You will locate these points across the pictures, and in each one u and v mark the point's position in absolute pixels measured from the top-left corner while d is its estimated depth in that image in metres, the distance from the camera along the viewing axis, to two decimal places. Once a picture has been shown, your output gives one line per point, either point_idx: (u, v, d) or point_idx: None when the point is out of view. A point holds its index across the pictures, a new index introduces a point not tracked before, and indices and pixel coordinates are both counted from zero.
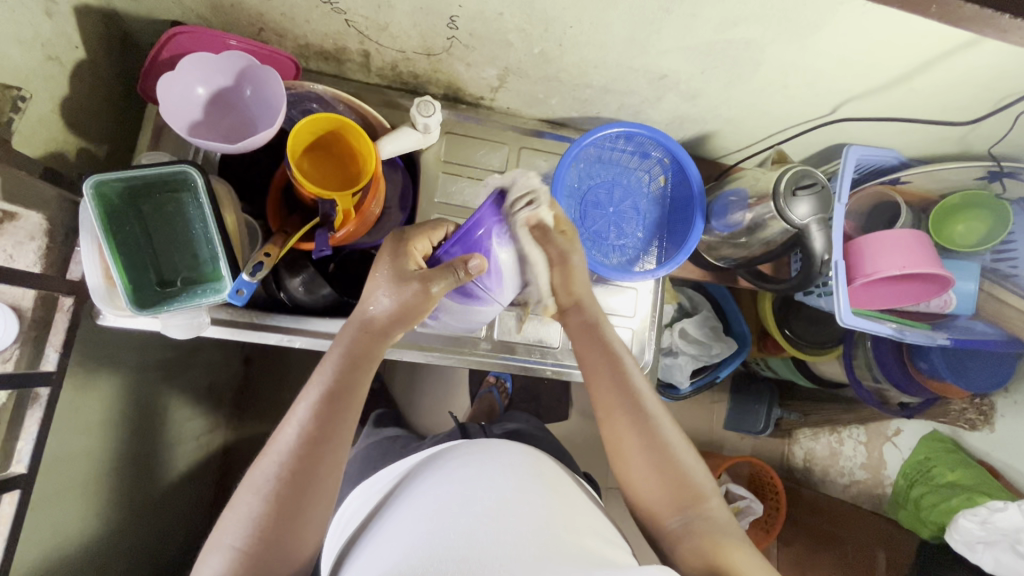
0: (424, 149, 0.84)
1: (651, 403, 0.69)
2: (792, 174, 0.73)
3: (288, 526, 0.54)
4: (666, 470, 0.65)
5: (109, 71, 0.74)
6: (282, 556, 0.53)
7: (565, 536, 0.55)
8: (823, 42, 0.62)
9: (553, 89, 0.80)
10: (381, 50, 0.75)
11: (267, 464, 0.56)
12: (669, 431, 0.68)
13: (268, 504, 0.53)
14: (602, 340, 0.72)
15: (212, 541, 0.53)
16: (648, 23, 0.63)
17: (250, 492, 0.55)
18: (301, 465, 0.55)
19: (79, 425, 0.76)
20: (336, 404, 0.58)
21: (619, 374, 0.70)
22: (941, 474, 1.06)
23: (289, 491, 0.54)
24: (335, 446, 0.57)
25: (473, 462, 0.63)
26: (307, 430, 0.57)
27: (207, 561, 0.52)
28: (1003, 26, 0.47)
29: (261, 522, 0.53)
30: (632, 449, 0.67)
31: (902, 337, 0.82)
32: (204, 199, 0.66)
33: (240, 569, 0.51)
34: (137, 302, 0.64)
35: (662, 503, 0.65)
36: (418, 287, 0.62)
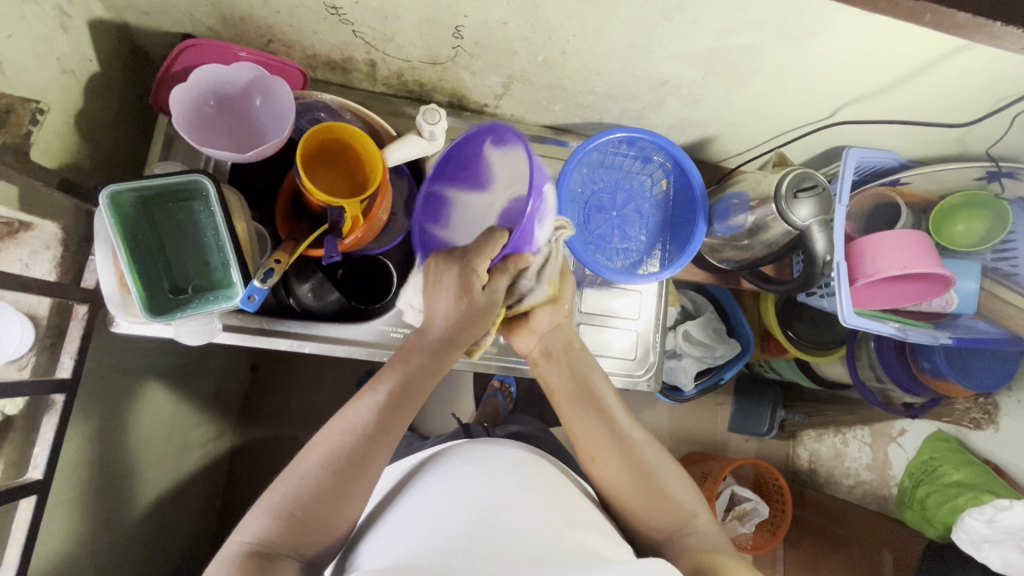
0: (430, 156, 0.85)
1: (636, 435, 0.72)
2: (792, 177, 0.75)
3: (337, 499, 0.57)
4: (646, 488, 0.68)
5: (122, 83, 0.76)
6: (327, 523, 0.56)
7: (569, 535, 0.56)
8: (821, 47, 0.63)
9: (556, 95, 0.82)
10: (387, 59, 0.77)
11: (331, 439, 0.59)
12: (655, 457, 0.70)
13: (323, 476, 0.57)
14: (569, 364, 0.77)
15: (260, 501, 0.57)
16: (649, 31, 0.64)
17: (309, 463, 0.58)
18: (361, 446, 0.59)
19: (92, 431, 0.77)
20: (404, 398, 0.63)
21: (591, 396, 0.74)
22: (946, 474, 1.06)
23: (344, 469, 0.58)
24: (393, 435, 0.62)
25: (478, 460, 0.64)
26: (373, 415, 0.61)
27: (250, 525, 0.55)
28: (995, 32, 0.48)
29: (319, 490, 0.56)
30: (611, 470, 0.70)
31: (904, 336, 0.83)
32: (215, 208, 0.67)
33: (287, 531, 0.54)
34: (151, 309, 0.66)
35: (658, 525, 0.67)
36: (486, 295, 0.68)
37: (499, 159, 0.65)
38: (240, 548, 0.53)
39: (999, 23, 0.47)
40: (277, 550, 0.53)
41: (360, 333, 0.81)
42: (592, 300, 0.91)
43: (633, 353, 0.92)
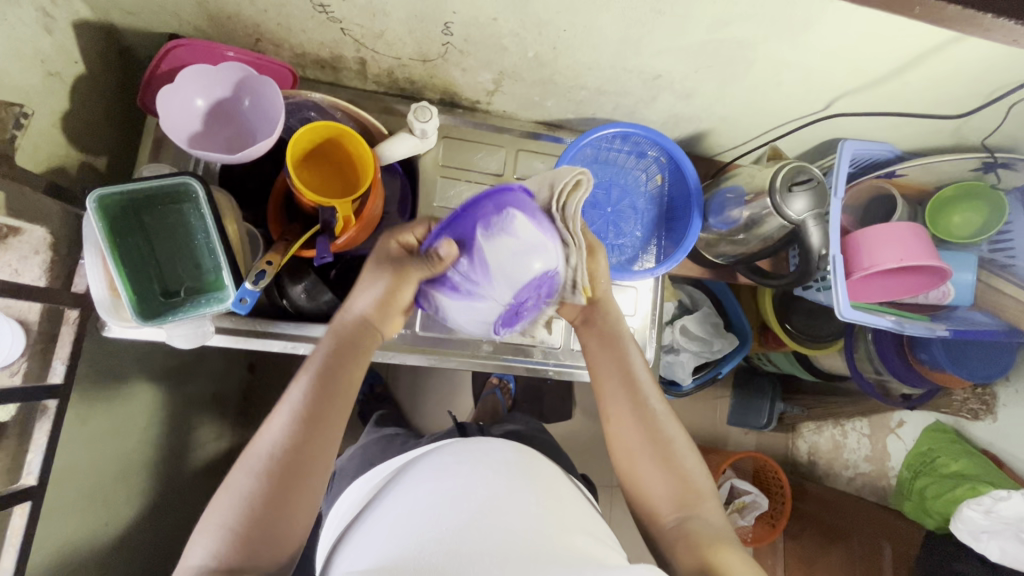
0: (422, 154, 0.84)
1: (657, 405, 0.70)
2: (787, 171, 0.74)
3: (277, 516, 0.56)
4: (665, 468, 0.66)
5: (108, 85, 0.75)
6: (273, 535, 0.55)
7: (561, 534, 0.56)
8: (814, 40, 0.63)
9: (548, 91, 0.81)
10: (377, 57, 0.76)
11: (259, 444, 0.59)
12: (671, 430, 0.69)
13: (254, 493, 0.56)
14: (604, 339, 0.74)
15: (203, 524, 0.55)
16: (641, 25, 0.63)
17: (241, 474, 0.57)
18: (292, 457, 0.58)
19: (87, 436, 0.76)
20: (327, 395, 0.61)
21: (623, 369, 0.72)
22: (944, 465, 1.06)
23: (277, 482, 0.56)
24: (325, 435, 0.60)
25: (467, 460, 0.64)
26: (296, 422, 0.59)
27: (197, 545, 0.54)
28: (987, 24, 0.48)
29: (252, 500, 0.55)
30: (634, 447, 0.68)
31: (901, 329, 0.83)
32: (205, 210, 0.66)
33: (232, 547, 0.53)
34: (142, 313, 0.65)
35: (664, 501, 0.65)
36: (396, 276, 0.67)
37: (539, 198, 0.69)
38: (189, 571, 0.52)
39: (991, 15, 0.47)
40: (231, 569, 0.53)
41: None
42: None
43: None
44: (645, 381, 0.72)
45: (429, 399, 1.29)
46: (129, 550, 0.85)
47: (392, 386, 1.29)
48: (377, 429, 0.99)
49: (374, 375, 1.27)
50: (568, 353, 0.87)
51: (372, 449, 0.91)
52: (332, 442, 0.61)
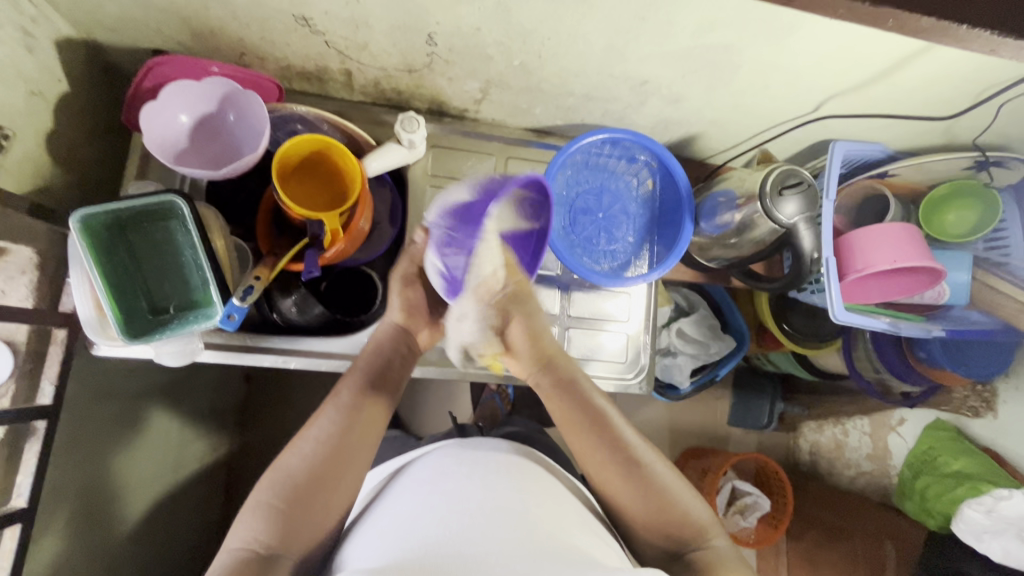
0: (411, 164, 0.84)
1: (636, 444, 0.69)
2: (776, 174, 0.73)
3: (318, 498, 0.58)
4: (647, 492, 0.65)
5: (92, 102, 0.75)
6: (316, 516, 0.58)
7: (561, 534, 0.55)
8: (800, 43, 0.62)
9: (536, 98, 0.81)
10: (363, 68, 0.75)
11: (311, 431, 0.63)
12: (659, 468, 0.67)
13: (299, 474, 0.59)
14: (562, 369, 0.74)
15: (246, 505, 0.58)
16: (625, 32, 0.63)
17: (292, 455, 0.61)
18: (338, 442, 0.62)
19: (79, 455, 0.76)
20: (371, 392, 0.67)
21: (583, 405, 0.71)
22: (946, 464, 1.05)
23: (323, 466, 0.60)
24: (367, 426, 0.65)
25: (468, 462, 0.63)
26: (341, 412, 0.64)
27: (244, 522, 0.57)
28: (963, 35, 0.47)
29: (302, 477, 0.59)
30: (614, 481, 0.67)
31: (896, 330, 0.82)
32: (191, 227, 0.66)
33: (279, 522, 0.56)
34: (129, 332, 0.64)
35: (667, 535, 0.65)
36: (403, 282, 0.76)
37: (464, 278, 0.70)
38: (238, 547, 0.55)
39: (966, 25, 0.46)
40: (275, 543, 0.55)
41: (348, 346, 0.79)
42: (581, 304, 0.90)
43: (623, 356, 0.91)
44: (607, 409, 0.71)
45: (428, 406, 1.29)
46: (126, 566, 0.85)
47: None
48: None
49: None
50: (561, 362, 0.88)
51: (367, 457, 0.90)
52: (373, 433, 0.66)
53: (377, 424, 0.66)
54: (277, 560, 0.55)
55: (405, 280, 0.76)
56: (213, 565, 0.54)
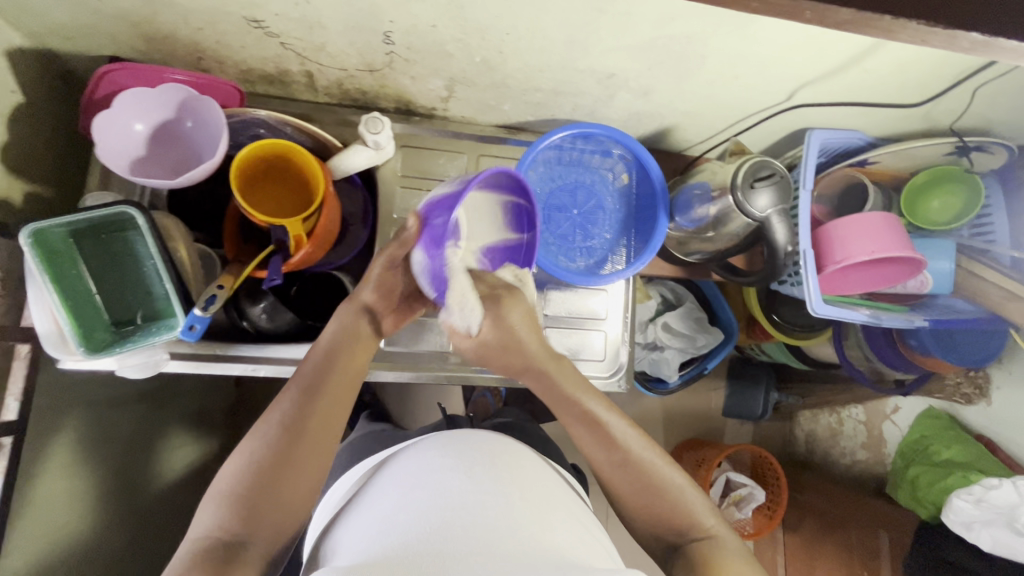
0: (379, 165, 0.83)
1: (631, 441, 0.67)
2: (748, 166, 0.71)
3: (280, 479, 0.56)
4: (649, 493, 0.65)
5: (51, 110, 0.74)
6: (276, 501, 0.56)
7: (542, 529, 0.55)
8: (764, 33, 0.60)
9: (503, 95, 0.79)
10: (323, 69, 0.74)
11: (270, 418, 0.60)
12: (663, 467, 0.66)
13: (258, 458, 0.57)
14: (559, 385, 0.67)
15: (213, 489, 0.56)
16: (584, 24, 0.61)
17: (256, 439, 0.59)
18: (298, 426, 0.59)
19: (55, 467, 0.76)
20: (334, 373, 0.63)
21: (584, 415, 0.67)
22: (936, 452, 1.05)
23: (284, 448, 0.58)
24: (329, 414, 0.61)
25: (453, 453, 0.62)
26: (303, 392, 0.61)
27: (205, 510, 0.55)
28: (906, 26, 0.45)
29: (263, 460, 0.57)
30: (620, 484, 0.65)
31: (877, 322, 0.80)
32: (149, 238, 0.65)
33: (237, 510, 0.54)
34: (88, 347, 0.64)
35: (664, 526, 0.64)
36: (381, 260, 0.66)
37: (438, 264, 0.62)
38: (196, 539, 0.53)
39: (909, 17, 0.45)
40: (234, 532, 0.53)
41: None
42: (558, 302, 0.89)
43: (602, 354, 0.90)
44: (613, 418, 0.67)
45: (418, 405, 1.28)
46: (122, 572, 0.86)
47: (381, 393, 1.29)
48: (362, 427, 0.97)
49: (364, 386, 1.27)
50: None
51: (360, 446, 0.89)
52: (337, 416, 0.62)
53: (342, 408, 0.63)
54: (240, 548, 0.53)
55: (388, 263, 0.66)
56: (184, 545, 0.53)
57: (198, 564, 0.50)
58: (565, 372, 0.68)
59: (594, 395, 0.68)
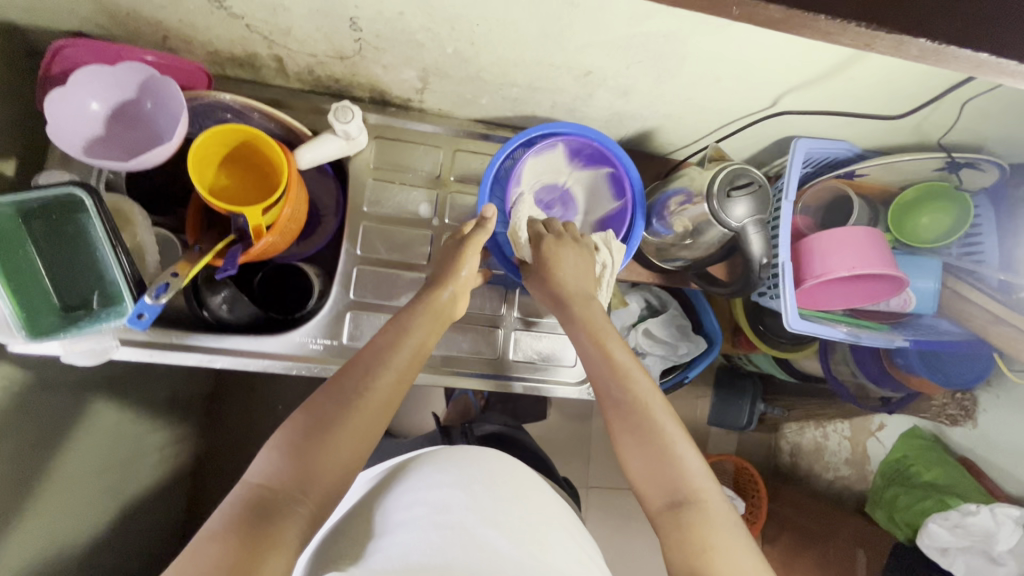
0: (352, 156, 0.81)
1: (644, 392, 0.65)
2: (725, 174, 0.69)
3: (335, 437, 0.54)
4: (646, 443, 0.62)
5: (10, 86, 0.71)
6: (329, 460, 0.53)
7: (549, 557, 0.54)
8: (745, 34, 0.57)
9: (480, 89, 0.76)
10: (292, 54, 0.71)
11: (348, 376, 0.59)
12: (667, 420, 0.63)
13: (315, 415, 0.56)
14: (587, 319, 0.71)
15: (271, 442, 0.55)
16: (558, 18, 0.58)
17: (323, 393, 0.58)
18: (365, 388, 0.58)
19: (32, 449, 0.73)
20: (402, 348, 0.63)
21: (603, 355, 0.69)
22: (918, 474, 1.04)
23: (349, 405, 0.57)
24: (391, 382, 0.60)
25: (454, 468, 0.60)
26: (373, 359, 0.62)
27: (260, 458, 0.53)
28: None
29: (330, 416, 0.56)
30: (619, 432, 0.64)
31: (855, 341, 0.78)
32: (97, 221, 0.63)
33: (293, 463, 0.52)
34: (32, 330, 0.62)
35: (655, 489, 0.60)
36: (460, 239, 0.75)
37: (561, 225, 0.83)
38: (247, 486, 0.51)
39: None
40: (283, 488, 0.51)
41: (274, 344, 0.76)
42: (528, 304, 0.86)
43: (571, 359, 0.86)
44: (632, 364, 0.68)
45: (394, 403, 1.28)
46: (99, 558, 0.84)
47: None
48: None
49: None
50: (507, 365, 0.84)
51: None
52: (402, 390, 0.62)
53: (407, 382, 0.62)
54: (291, 505, 0.50)
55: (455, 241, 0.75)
56: (227, 497, 0.51)
57: (246, 516, 0.48)
58: (591, 313, 0.72)
59: (622, 344, 0.70)
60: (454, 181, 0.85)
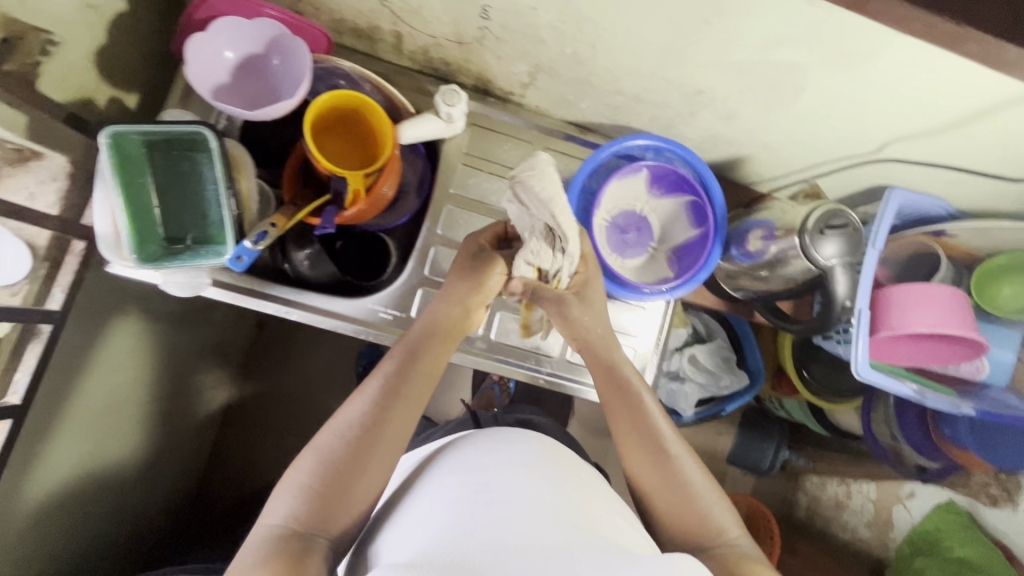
0: (446, 139, 0.83)
1: (668, 435, 0.69)
2: (822, 212, 0.69)
3: (345, 481, 0.57)
4: (670, 482, 0.66)
5: (148, 25, 0.75)
6: (344, 500, 0.56)
7: (594, 524, 0.54)
8: (873, 75, 0.57)
9: (584, 92, 0.78)
10: (413, 33, 0.74)
11: (351, 414, 0.61)
12: (686, 460, 0.68)
13: (330, 459, 0.58)
14: (615, 361, 0.73)
15: (286, 483, 0.58)
16: (687, 33, 0.59)
17: (332, 433, 0.60)
18: (375, 425, 0.60)
19: (88, 367, 0.78)
20: (410, 381, 0.64)
21: (628, 395, 0.71)
22: (951, 548, 1.01)
23: (358, 446, 0.58)
24: (398, 418, 0.61)
25: (492, 449, 0.62)
26: (383, 387, 0.63)
27: (278, 501, 0.57)
28: None
29: (338, 458, 0.58)
30: (640, 467, 0.68)
31: (922, 401, 0.77)
32: (216, 161, 0.66)
33: (308, 506, 0.55)
34: (141, 256, 0.65)
35: (681, 527, 0.65)
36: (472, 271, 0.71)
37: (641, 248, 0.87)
38: (270, 529, 0.55)
39: None
40: (304, 529, 0.54)
41: (348, 307, 0.78)
42: None
43: None
44: (654, 407, 0.71)
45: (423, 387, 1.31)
46: (108, 492, 0.87)
47: None
48: None
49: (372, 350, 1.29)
50: (562, 365, 0.85)
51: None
52: (412, 416, 0.63)
53: (416, 412, 0.64)
54: (314, 541, 0.54)
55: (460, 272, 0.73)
56: (257, 534, 0.55)
57: (276, 556, 0.52)
58: (622, 358, 0.74)
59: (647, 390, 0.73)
60: None
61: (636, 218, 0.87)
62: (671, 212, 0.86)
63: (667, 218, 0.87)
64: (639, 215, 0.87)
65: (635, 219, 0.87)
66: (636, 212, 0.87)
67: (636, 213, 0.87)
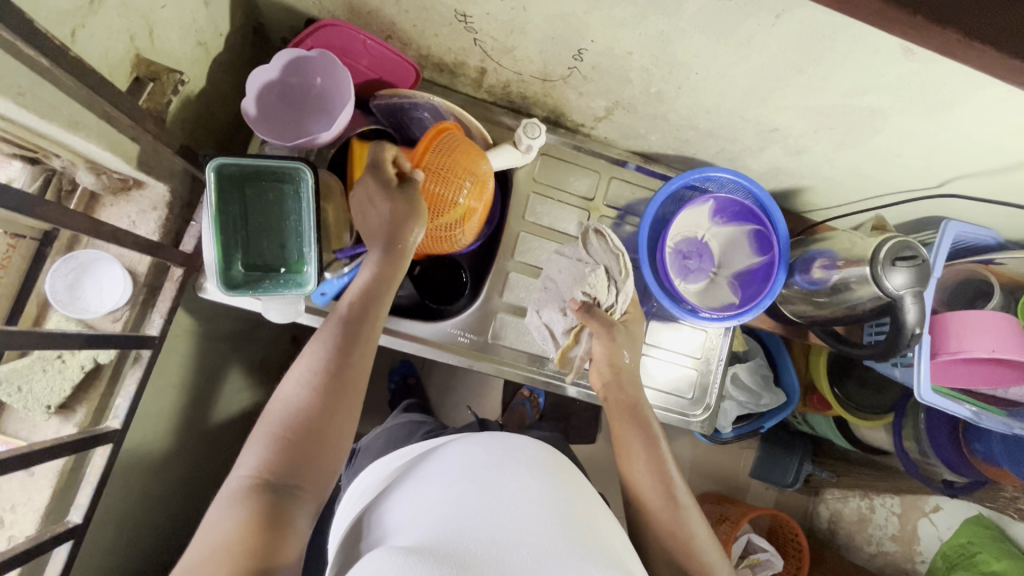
0: (519, 167, 0.86)
1: (677, 480, 0.70)
2: (893, 244, 0.73)
3: (319, 430, 0.55)
4: (667, 503, 0.67)
5: (240, 57, 0.78)
6: (316, 448, 0.55)
7: (590, 523, 0.51)
8: (952, 121, 0.62)
9: (657, 126, 0.81)
10: (499, 69, 0.77)
11: (309, 360, 0.59)
12: (684, 494, 0.69)
13: (294, 409, 0.56)
14: (636, 400, 0.76)
15: (254, 438, 0.56)
16: (776, 80, 0.63)
17: (292, 385, 0.58)
18: (334, 369, 0.58)
19: (160, 387, 0.79)
20: (363, 326, 0.62)
21: (641, 421, 0.74)
22: (985, 562, 1.04)
23: (323, 393, 0.57)
24: (357, 374, 0.60)
25: (497, 447, 0.57)
26: (338, 336, 0.61)
27: (246, 455, 0.54)
28: None
29: (304, 404, 0.56)
30: (642, 482, 0.70)
31: (978, 422, 0.81)
32: (308, 197, 0.68)
33: (279, 456, 0.53)
34: (226, 282, 0.67)
35: (671, 544, 0.65)
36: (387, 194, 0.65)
37: (698, 273, 0.90)
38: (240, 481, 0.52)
39: None
40: (273, 480, 0.52)
41: (429, 330, 0.83)
42: (656, 332, 0.91)
43: (689, 392, 0.91)
44: (666, 444, 0.74)
45: (460, 405, 1.34)
46: (168, 510, 0.88)
47: (429, 378, 1.35)
48: (403, 414, 0.93)
49: (411, 365, 1.31)
50: None
51: (396, 435, 0.84)
52: (368, 364, 0.62)
53: (370, 360, 0.62)
54: (286, 493, 0.52)
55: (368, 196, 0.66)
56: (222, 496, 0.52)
57: (247, 508, 0.50)
58: (642, 398, 0.76)
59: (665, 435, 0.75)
60: (604, 206, 0.90)
61: (696, 244, 0.90)
62: (732, 238, 0.90)
63: (728, 244, 0.91)
64: (700, 240, 0.90)
65: (695, 243, 0.90)
66: (699, 237, 0.90)
67: (698, 238, 0.90)
